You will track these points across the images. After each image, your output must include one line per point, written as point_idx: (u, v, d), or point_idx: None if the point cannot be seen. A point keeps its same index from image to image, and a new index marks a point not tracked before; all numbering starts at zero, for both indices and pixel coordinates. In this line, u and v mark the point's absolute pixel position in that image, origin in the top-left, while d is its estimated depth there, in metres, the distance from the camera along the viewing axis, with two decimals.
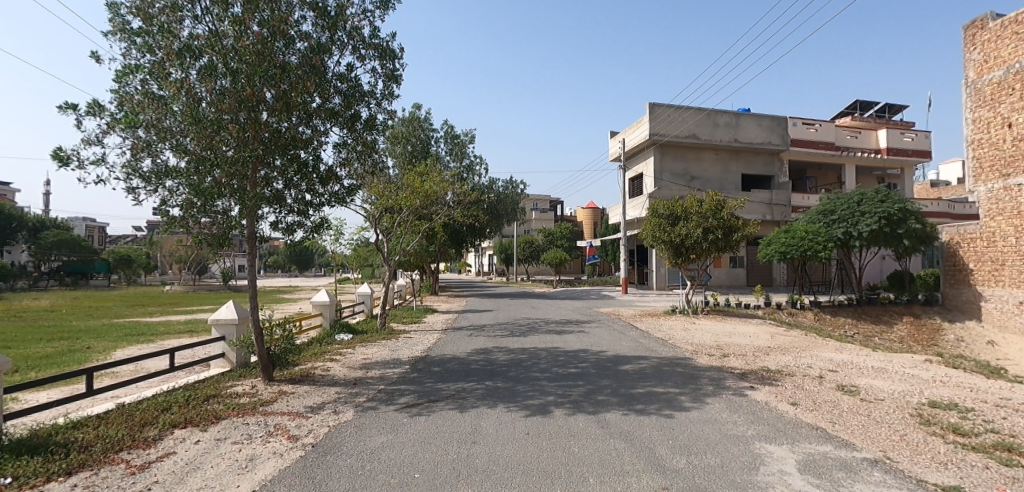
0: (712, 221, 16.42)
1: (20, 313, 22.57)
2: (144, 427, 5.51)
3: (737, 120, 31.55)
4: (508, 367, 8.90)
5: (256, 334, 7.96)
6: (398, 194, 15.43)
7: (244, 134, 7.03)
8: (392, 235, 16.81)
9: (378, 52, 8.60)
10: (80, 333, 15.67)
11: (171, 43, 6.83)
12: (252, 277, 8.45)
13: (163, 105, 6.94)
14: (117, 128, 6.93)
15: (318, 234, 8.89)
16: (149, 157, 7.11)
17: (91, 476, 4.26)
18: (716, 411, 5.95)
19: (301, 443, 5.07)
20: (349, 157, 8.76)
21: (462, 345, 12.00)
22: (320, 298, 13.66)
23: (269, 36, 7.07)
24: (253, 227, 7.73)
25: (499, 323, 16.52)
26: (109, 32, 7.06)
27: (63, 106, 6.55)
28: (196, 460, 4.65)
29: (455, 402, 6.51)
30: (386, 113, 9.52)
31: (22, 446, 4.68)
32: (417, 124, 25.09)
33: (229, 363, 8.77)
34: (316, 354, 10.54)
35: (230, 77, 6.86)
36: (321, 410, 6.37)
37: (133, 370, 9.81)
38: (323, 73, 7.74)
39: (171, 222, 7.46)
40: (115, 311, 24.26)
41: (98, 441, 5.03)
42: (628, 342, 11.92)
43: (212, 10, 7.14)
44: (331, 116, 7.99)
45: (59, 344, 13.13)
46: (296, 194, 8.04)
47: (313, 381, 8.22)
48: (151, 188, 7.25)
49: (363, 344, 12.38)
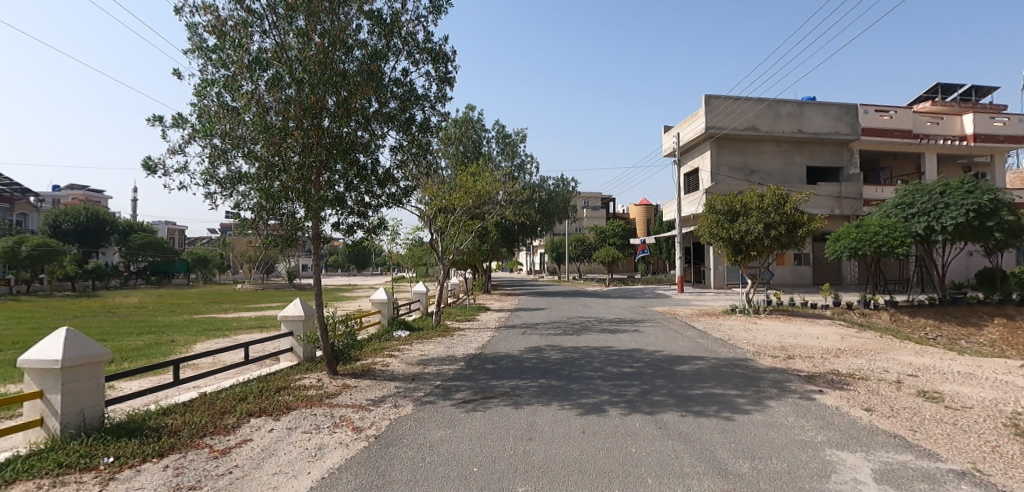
0: (774, 217, 15.65)
1: (114, 309, 24.82)
2: (224, 415, 5.95)
3: (801, 110, 29.88)
4: (561, 366, 8.90)
5: (321, 330, 8.37)
6: (452, 194, 15.81)
7: (309, 140, 7.43)
8: (445, 234, 17.14)
9: (432, 56, 8.81)
10: (165, 328, 17.02)
11: (242, 56, 7.26)
12: (317, 277, 8.84)
13: (236, 116, 7.39)
14: (196, 138, 7.49)
15: (376, 234, 9.24)
16: (224, 165, 7.64)
17: (181, 458, 4.65)
18: (781, 414, 5.71)
19: (365, 434, 5.32)
20: (405, 159, 9.04)
21: (515, 343, 12.09)
22: (379, 295, 14.14)
23: (330, 46, 7.42)
24: (317, 228, 8.17)
25: (553, 322, 16.53)
26: (188, 50, 7.64)
27: (151, 119, 7.17)
28: (271, 447, 4.97)
29: (509, 399, 6.59)
30: (439, 115, 9.77)
31: (122, 428, 5.19)
32: (470, 125, 25.46)
33: (296, 357, 9.27)
34: (376, 350, 10.95)
35: (295, 86, 7.26)
36: (382, 403, 6.63)
37: (211, 363, 10.57)
38: (380, 79, 8.02)
39: (244, 224, 7.99)
40: (194, 308, 26.11)
41: (185, 426, 5.48)
42: (685, 341, 11.62)
43: (278, 24, 7.56)
44: (387, 119, 8.27)
45: (147, 338, 14.35)
46: (356, 196, 8.37)
47: (373, 376, 8.55)
48: (228, 194, 7.80)
49: (420, 341, 12.71)
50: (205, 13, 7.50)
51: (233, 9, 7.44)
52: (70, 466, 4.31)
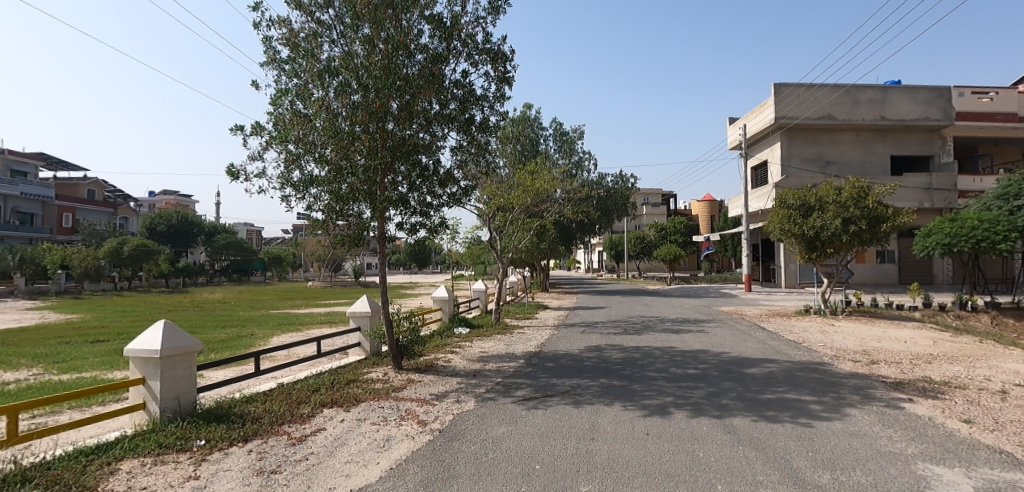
0: (854, 211, 14.57)
1: (202, 304, 27.00)
2: (300, 405, 6.31)
3: (884, 95, 27.50)
4: (622, 365, 8.75)
5: (387, 326, 8.69)
6: (511, 193, 15.93)
7: (374, 143, 7.74)
8: (504, 232, 17.30)
9: (491, 56, 8.90)
10: (245, 322, 18.30)
11: (313, 65, 7.65)
12: (383, 275, 9.19)
13: (307, 122, 7.80)
14: (273, 145, 7.97)
15: (438, 233, 9.47)
16: (298, 169, 8.09)
17: (263, 443, 4.99)
18: (864, 423, 5.32)
19: (430, 427, 5.47)
20: (465, 159, 9.21)
21: (575, 341, 12.01)
22: (440, 292, 14.49)
23: (393, 51, 7.67)
24: (382, 228, 8.50)
25: (613, 320, 16.28)
26: (265, 62, 8.14)
27: (233, 128, 7.72)
28: (343, 436, 5.22)
29: (569, 398, 6.56)
30: (498, 114, 9.86)
31: (212, 414, 5.64)
32: (527, 124, 25.52)
33: (364, 351, 9.68)
34: (437, 346, 11.23)
35: (361, 91, 7.55)
36: (445, 398, 6.80)
37: (286, 355, 11.24)
38: (441, 81, 8.21)
39: (315, 224, 8.42)
40: (271, 304, 27.87)
41: (266, 413, 5.87)
42: (754, 343, 11.09)
43: (346, 33, 7.90)
44: (448, 120, 8.45)
45: (230, 331, 15.49)
46: (418, 196, 8.63)
47: (436, 371, 8.77)
48: (301, 196, 8.26)
49: (480, 338, 12.92)
50: (279, 26, 7.98)
51: (304, 21, 7.85)
52: (168, 447, 4.73)
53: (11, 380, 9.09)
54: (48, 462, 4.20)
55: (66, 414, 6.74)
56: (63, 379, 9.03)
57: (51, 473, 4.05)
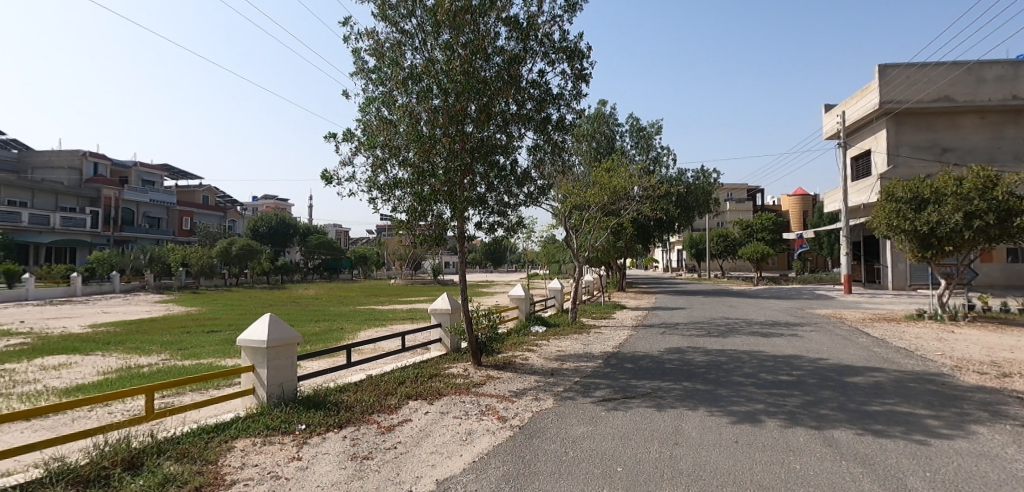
0: (979, 204, 12.81)
1: (298, 299, 29.22)
2: (388, 396, 6.67)
3: (1016, 71, 24.18)
4: (707, 369, 8.37)
5: (467, 323, 8.94)
6: (587, 191, 15.76)
7: (455, 145, 7.99)
8: (580, 231, 17.16)
9: (568, 54, 8.87)
10: (336, 317, 19.58)
11: (398, 73, 7.99)
12: (463, 273, 9.45)
13: (393, 127, 8.16)
14: (362, 150, 8.45)
15: (515, 232, 9.58)
16: (384, 172, 8.51)
17: (356, 430, 5.32)
18: (995, 443, 4.70)
19: (510, 424, 5.56)
20: (542, 158, 9.24)
21: (655, 343, 11.66)
22: (517, 291, 14.65)
23: (472, 55, 7.86)
24: (461, 227, 8.75)
25: (695, 322, 15.62)
26: (354, 73, 8.65)
27: (328, 135, 8.29)
28: (427, 428, 5.44)
29: (651, 400, 6.38)
30: (574, 112, 9.79)
31: (310, 401, 6.11)
32: (603, 120, 25.09)
33: (444, 347, 10.02)
34: (515, 344, 11.37)
35: (443, 96, 7.82)
36: (524, 395, 6.87)
37: (373, 349, 11.88)
38: (518, 82, 8.31)
39: (399, 225, 8.82)
40: (358, 300, 29.59)
41: (358, 403, 6.26)
42: (856, 350, 10.17)
43: (427, 40, 8.20)
44: (525, 120, 8.53)
45: (323, 325, 16.64)
46: (496, 196, 8.79)
47: (514, 368, 8.89)
48: (387, 199, 8.69)
49: (557, 337, 12.92)
50: (367, 39, 8.44)
51: (389, 31, 8.24)
52: (275, 429, 5.18)
53: (145, 364, 10.37)
54: (178, 437, 4.76)
55: (189, 395, 7.59)
56: (186, 364, 10.16)
57: (180, 447, 4.58)
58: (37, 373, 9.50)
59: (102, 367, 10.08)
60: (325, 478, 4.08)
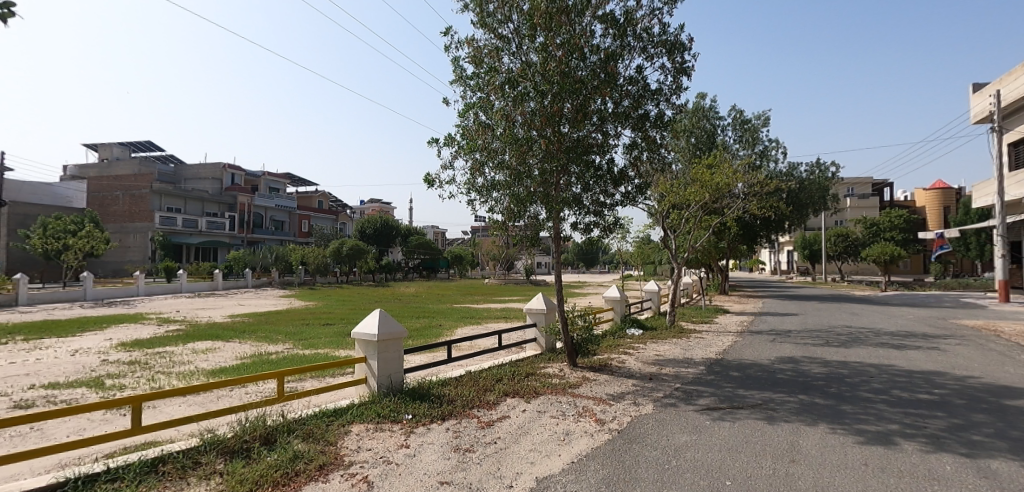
0: None
1: (400, 297, 31.03)
2: (486, 392, 6.85)
3: None
4: (827, 382, 7.63)
5: (563, 323, 8.95)
6: (687, 189, 15.04)
7: (550, 146, 8.03)
8: (679, 231, 16.43)
9: (667, 48, 8.54)
10: (434, 314, 20.53)
11: (495, 78, 8.16)
12: (559, 274, 9.48)
13: (490, 131, 8.35)
14: (461, 154, 8.78)
15: (612, 233, 9.42)
16: (481, 175, 8.76)
17: (457, 423, 5.54)
18: None
19: (608, 427, 5.47)
20: (640, 156, 8.98)
21: (764, 351, 10.85)
22: (611, 292, 14.38)
23: (568, 55, 7.83)
24: (557, 228, 8.78)
25: (809, 330, 14.32)
26: (454, 80, 9.01)
27: (430, 141, 8.71)
28: (525, 426, 5.51)
29: (762, 412, 5.95)
30: (674, 107, 9.40)
31: (416, 392, 6.47)
32: (702, 114, 23.80)
33: (540, 347, 10.11)
34: (611, 346, 11.17)
35: (539, 98, 7.87)
36: (621, 399, 6.73)
37: (470, 345, 12.30)
38: (615, 80, 8.15)
39: (496, 225, 9.03)
40: (454, 298, 30.77)
41: (459, 397, 6.51)
42: (1016, 368, 8.71)
43: (524, 44, 8.30)
44: (622, 118, 8.35)
45: (423, 321, 17.53)
46: (592, 196, 8.71)
47: (611, 371, 8.74)
48: (484, 200, 8.95)
49: (654, 340, 12.50)
50: (466, 47, 8.73)
51: (487, 38, 8.45)
52: (385, 417, 5.55)
53: (273, 352, 11.61)
54: (304, 418, 5.27)
55: (310, 381, 8.37)
56: (306, 353, 11.23)
57: (306, 427, 5.07)
58: (190, 356, 11.03)
59: (239, 353, 11.46)
60: (431, 466, 4.29)
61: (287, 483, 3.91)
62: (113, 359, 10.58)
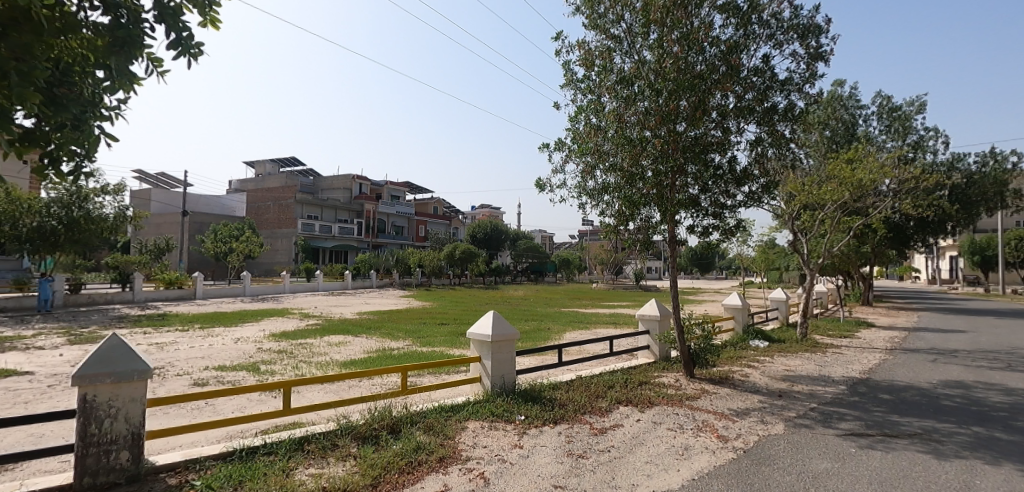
0: None
1: (509, 300, 31.74)
2: (598, 398, 6.72)
3: None
4: (1011, 414, 6.38)
5: (679, 332, 8.51)
6: (822, 187, 13.55)
7: (666, 146, 7.70)
8: (811, 234, 14.85)
9: (799, 33, 7.81)
10: (543, 317, 20.70)
11: (608, 78, 8.00)
12: (675, 279, 9.05)
13: (601, 133, 8.20)
14: (572, 158, 8.75)
15: (734, 236, 8.78)
16: (592, 178, 8.64)
17: (570, 428, 5.51)
18: None
19: (732, 445, 5.08)
20: (767, 153, 8.26)
21: (922, 372, 9.37)
22: (732, 300, 13.38)
23: (686, 50, 7.45)
24: (673, 231, 8.40)
25: (983, 350, 12.10)
26: (565, 85, 9.02)
27: (542, 146, 8.82)
28: (640, 436, 5.32)
29: (923, 443, 5.13)
30: (806, 97, 8.55)
31: (528, 394, 6.55)
32: (839, 103, 21.34)
33: (653, 355, 9.70)
34: (732, 358, 10.37)
35: (653, 96, 7.58)
36: (747, 415, 6.21)
37: (579, 350, 12.19)
38: (738, 72, 7.60)
39: (608, 229, 8.85)
40: (561, 302, 30.77)
41: (570, 401, 6.46)
42: None
43: (638, 42, 8.06)
44: (746, 112, 7.76)
45: (532, 324, 17.76)
46: (711, 197, 8.20)
47: (733, 385, 8.13)
48: (595, 203, 8.83)
49: (782, 354, 11.40)
50: (577, 50, 8.70)
51: (600, 39, 8.35)
52: (499, 416, 5.69)
53: (395, 348, 12.50)
54: (425, 412, 5.59)
55: (428, 377, 8.86)
56: (424, 351, 11.91)
57: (426, 421, 5.36)
58: (326, 348, 12.26)
59: (366, 347, 12.51)
60: (545, 469, 4.32)
61: (411, 471, 4.16)
62: (265, 348, 12.09)
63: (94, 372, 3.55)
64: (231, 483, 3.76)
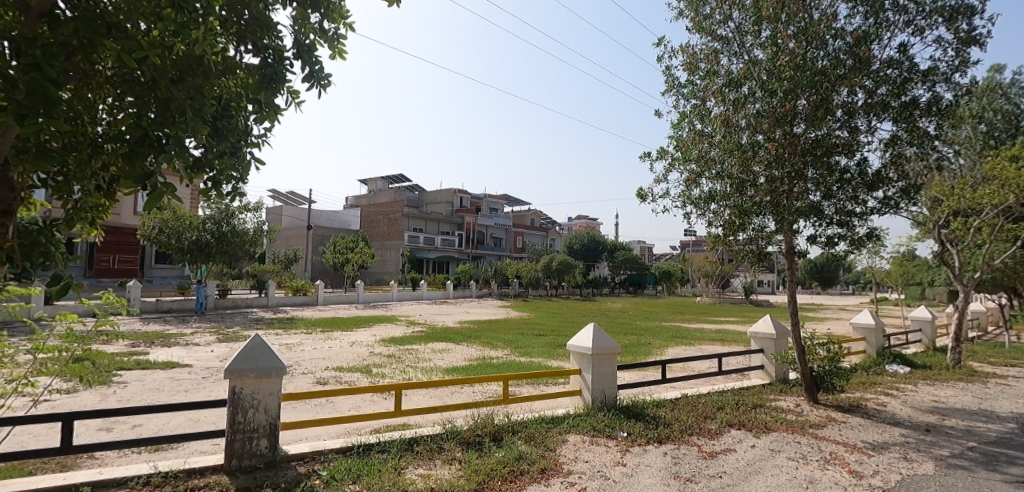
0: None
1: (607, 312, 31.09)
2: (707, 419, 6.33)
3: None
4: None
5: (799, 352, 7.78)
6: (977, 190, 11.66)
7: (783, 150, 7.12)
8: (963, 245, 12.84)
9: (947, 15, 6.85)
10: (643, 331, 19.99)
11: (715, 82, 7.62)
12: (793, 294, 8.30)
13: (708, 139, 7.82)
14: (676, 166, 8.42)
15: (865, 247, 7.86)
16: (697, 187, 8.24)
17: (676, 449, 5.24)
18: None
19: (867, 482, 4.52)
20: (906, 153, 7.33)
21: None
22: (862, 319, 11.95)
23: (806, 45, 6.87)
24: (791, 242, 7.72)
25: None
26: (667, 92, 8.74)
27: (643, 155, 8.60)
28: (756, 464, 4.92)
29: None
30: (956, 87, 7.46)
31: (630, 411, 6.35)
32: (997, 92, 18.35)
33: (768, 376, 8.95)
34: (864, 384, 9.24)
35: (767, 97, 7.07)
36: (885, 450, 5.49)
37: (683, 367, 11.60)
38: (869, 65, 6.84)
39: (716, 240, 8.35)
40: (663, 316, 29.50)
41: (676, 421, 6.15)
42: None
43: (748, 41, 7.59)
44: (880, 109, 6.96)
45: (631, 338, 17.23)
46: (837, 204, 7.43)
47: (865, 414, 7.25)
48: (702, 213, 8.40)
49: (928, 382, 9.93)
50: (680, 55, 8.40)
51: (705, 42, 7.99)
52: (600, 431, 5.57)
53: (494, 357, 12.78)
54: (526, 421, 5.63)
55: (527, 388, 8.94)
56: (523, 361, 12.05)
57: (527, 431, 5.39)
58: (430, 355, 12.86)
59: (467, 355, 12.93)
60: None
61: (513, 480, 4.21)
62: (376, 352, 12.98)
63: (241, 367, 4.04)
64: (351, 476, 4.06)
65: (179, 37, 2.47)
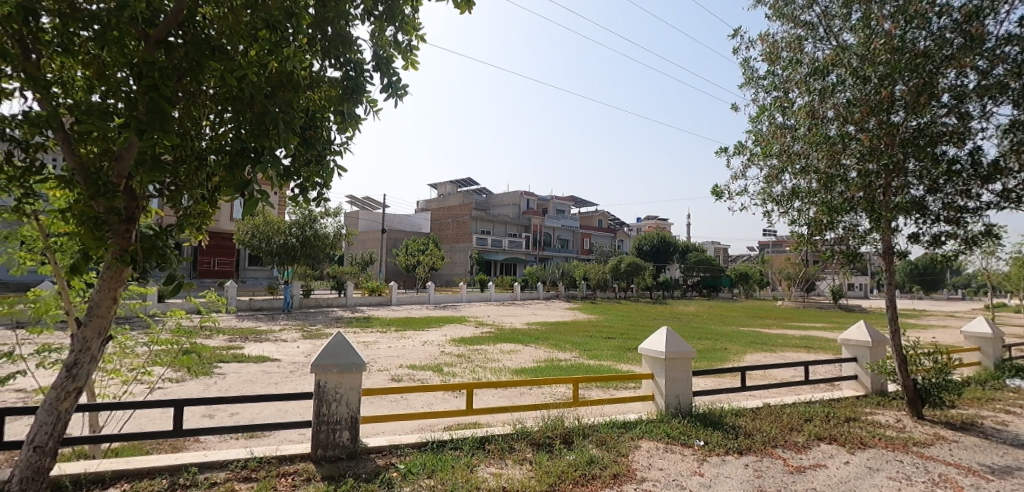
0: None
1: (679, 315, 30.02)
2: (792, 431, 5.93)
3: None
4: None
5: (899, 362, 7.10)
6: None
7: (877, 142, 6.54)
8: None
9: None
10: (718, 336, 19.09)
11: (798, 71, 7.14)
12: (892, 298, 7.59)
13: (791, 133, 7.36)
14: (755, 162, 7.97)
15: (979, 247, 7.03)
16: (779, 183, 7.75)
17: (759, 461, 4.95)
18: None
19: None
20: None
21: None
22: (976, 327, 10.69)
23: (904, 26, 6.26)
24: (888, 241, 7.06)
25: None
26: (744, 84, 8.30)
27: (719, 151, 8.21)
28: (850, 482, 4.55)
29: None
30: None
31: (707, 418, 6.07)
32: None
33: (863, 387, 8.24)
34: (978, 399, 8.26)
35: (859, 84, 6.52)
36: (1007, 474, 4.89)
37: (764, 375, 10.95)
38: (983, 43, 6.11)
39: (801, 240, 7.81)
40: (740, 320, 28.00)
41: (758, 431, 5.80)
42: None
43: (836, 25, 7.04)
44: (995, 92, 6.20)
45: (706, 343, 16.52)
46: (944, 199, 6.71)
47: (981, 433, 6.49)
48: (784, 211, 7.88)
49: None
50: (759, 44, 7.95)
51: (787, 29, 7.50)
52: (675, 439, 5.36)
53: (562, 359, 12.71)
54: (597, 425, 5.54)
55: (597, 391, 8.80)
56: (592, 364, 11.89)
57: (598, 435, 5.30)
58: (499, 355, 13.02)
59: (535, 357, 12.95)
60: None
61: (585, 484, 4.15)
62: (447, 351, 13.34)
63: (325, 362, 4.29)
64: (426, 471, 4.19)
65: (271, 56, 2.66)
